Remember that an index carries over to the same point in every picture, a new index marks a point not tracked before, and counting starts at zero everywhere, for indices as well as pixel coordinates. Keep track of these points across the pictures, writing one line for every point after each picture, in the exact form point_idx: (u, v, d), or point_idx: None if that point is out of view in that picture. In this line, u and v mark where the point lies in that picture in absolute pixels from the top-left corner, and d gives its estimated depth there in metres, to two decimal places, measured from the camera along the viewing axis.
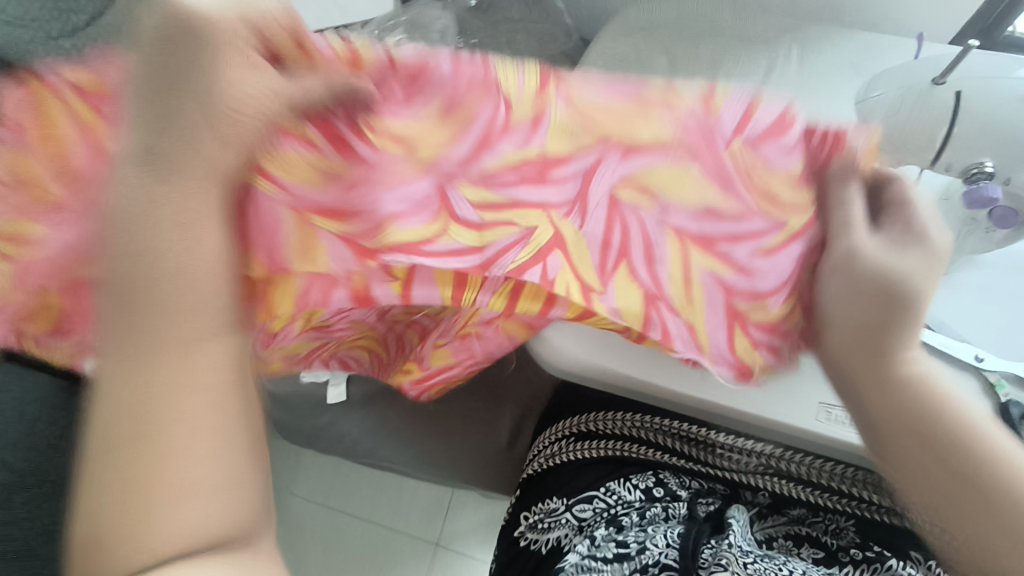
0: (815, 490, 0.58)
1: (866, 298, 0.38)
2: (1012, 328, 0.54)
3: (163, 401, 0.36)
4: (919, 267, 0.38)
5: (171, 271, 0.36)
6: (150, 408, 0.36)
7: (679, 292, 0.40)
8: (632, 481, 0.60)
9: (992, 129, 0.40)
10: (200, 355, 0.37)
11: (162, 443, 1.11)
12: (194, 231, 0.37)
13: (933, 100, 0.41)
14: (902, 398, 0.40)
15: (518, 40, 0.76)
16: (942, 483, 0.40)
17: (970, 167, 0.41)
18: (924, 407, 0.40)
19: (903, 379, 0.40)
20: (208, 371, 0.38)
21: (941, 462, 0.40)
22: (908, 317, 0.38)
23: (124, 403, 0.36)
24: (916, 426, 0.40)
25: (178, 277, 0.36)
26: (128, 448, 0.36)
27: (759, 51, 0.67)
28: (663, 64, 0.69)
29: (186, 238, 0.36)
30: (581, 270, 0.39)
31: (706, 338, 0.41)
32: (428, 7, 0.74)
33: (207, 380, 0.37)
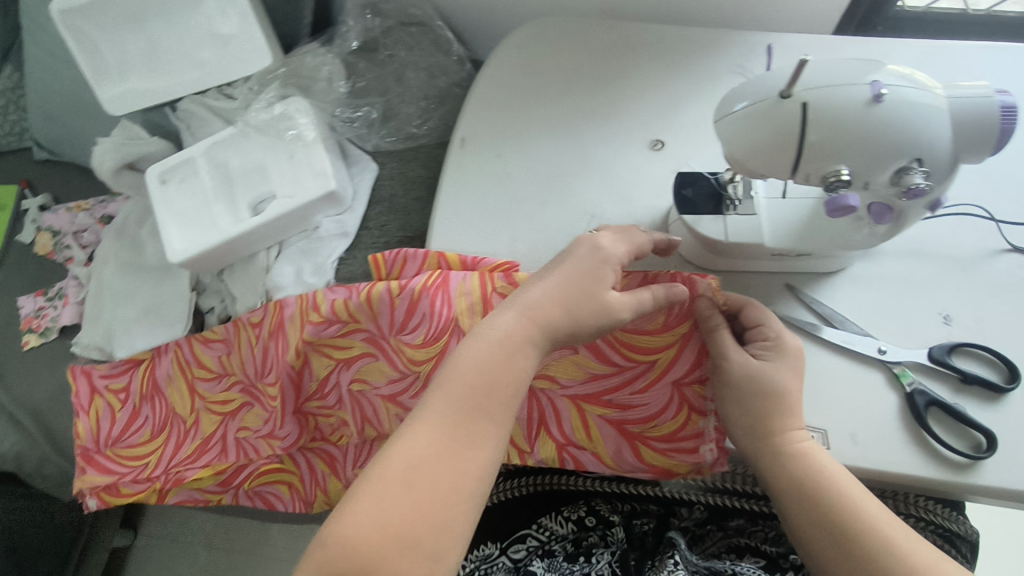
0: (745, 498, 0.60)
1: (747, 398, 0.49)
2: (912, 314, 0.54)
3: (457, 461, 0.42)
4: (786, 374, 0.49)
5: (487, 362, 0.45)
6: (439, 468, 0.42)
7: (580, 434, 0.57)
8: (564, 514, 0.60)
9: (840, 138, 0.39)
10: (495, 424, 0.44)
11: (118, 519, 1.08)
12: (549, 298, 0.48)
13: (781, 114, 0.40)
14: (794, 464, 0.47)
15: (408, 76, 0.76)
16: (843, 537, 0.44)
17: (829, 174, 0.41)
18: (819, 475, 0.46)
19: (797, 453, 0.47)
20: (488, 445, 0.43)
21: (823, 523, 0.45)
22: (788, 408, 0.48)
23: (414, 464, 0.41)
24: (809, 506, 0.46)
25: (507, 367, 0.45)
26: (393, 496, 0.40)
27: (646, 61, 0.67)
28: (551, 84, 0.67)
29: (488, 338, 0.46)
30: (517, 441, 0.59)
31: (609, 456, 0.57)
32: (311, 56, 0.73)
33: (477, 449, 0.43)
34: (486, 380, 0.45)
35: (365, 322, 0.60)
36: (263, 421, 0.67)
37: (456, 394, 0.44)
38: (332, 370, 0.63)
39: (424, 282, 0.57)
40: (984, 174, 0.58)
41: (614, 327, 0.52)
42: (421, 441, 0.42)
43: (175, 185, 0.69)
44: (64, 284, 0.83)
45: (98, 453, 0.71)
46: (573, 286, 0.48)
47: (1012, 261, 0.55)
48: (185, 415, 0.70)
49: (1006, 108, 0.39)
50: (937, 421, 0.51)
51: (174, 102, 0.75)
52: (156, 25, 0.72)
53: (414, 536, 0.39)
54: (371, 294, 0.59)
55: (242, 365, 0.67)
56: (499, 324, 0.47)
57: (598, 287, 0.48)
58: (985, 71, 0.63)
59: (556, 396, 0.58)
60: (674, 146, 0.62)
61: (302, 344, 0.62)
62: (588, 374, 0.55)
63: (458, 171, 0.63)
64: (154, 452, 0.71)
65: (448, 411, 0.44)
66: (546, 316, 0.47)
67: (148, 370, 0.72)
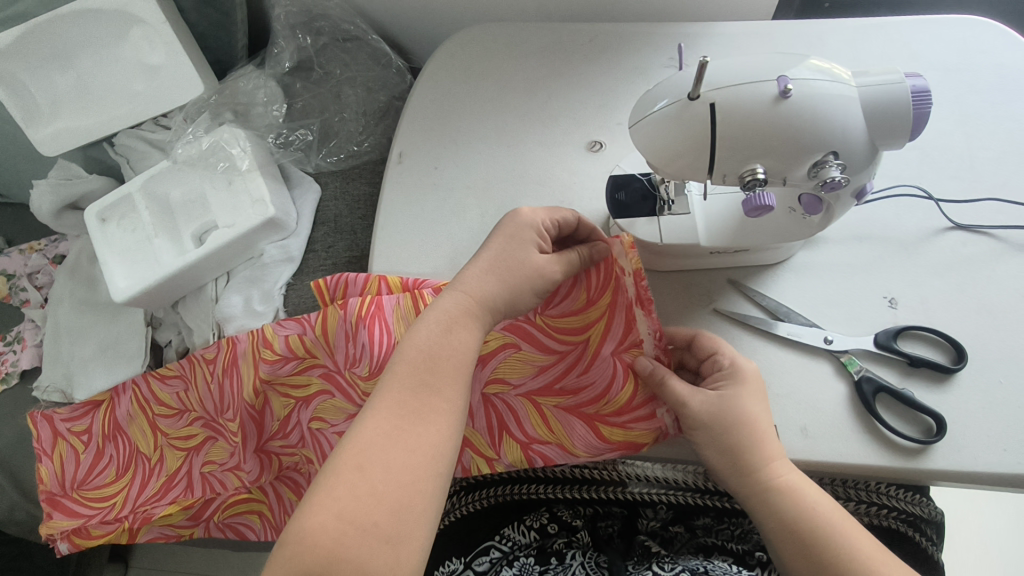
0: (708, 495, 0.56)
1: (721, 435, 0.45)
2: (859, 300, 0.53)
3: (412, 440, 0.38)
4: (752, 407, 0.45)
5: (435, 342, 0.42)
6: (393, 450, 0.38)
7: (541, 429, 0.53)
8: (526, 523, 0.59)
9: (750, 138, 0.39)
10: (449, 400, 0.41)
11: (105, 554, 1.07)
12: (483, 276, 0.46)
13: (690, 118, 0.39)
14: (787, 509, 0.42)
15: (346, 93, 0.76)
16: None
17: (744, 174, 0.41)
18: (812, 519, 0.42)
19: (785, 496, 0.43)
20: (443, 422, 0.40)
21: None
22: (764, 445, 0.44)
23: (366, 450, 0.38)
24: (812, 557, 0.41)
25: (449, 341, 0.43)
26: (349, 487, 0.36)
27: (578, 61, 0.66)
28: (488, 92, 0.66)
29: (432, 320, 0.44)
30: (481, 449, 0.55)
31: (575, 445, 0.51)
32: (245, 79, 0.74)
33: (431, 424, 0.39)
34: (433, 358, 0.42)
35: (321, 355, 0.59)
36: (228, 455, 0.65)
37: (413, 373, 0.41)
38: (293, 409, 0.62)
39: (360, 310, 0.55)
40: (921, 152, 0.58)
41: (542, 311, 0.51)
42: (371, 425, 0.39)
43: (115, 223, 0.69)
44: (21, 328, 0.81)
45: (65, 497, 0.69)
46: (500, 258, 0.47)
47: (955, 239, 0.54)
48: (150, 452, 0.68)
49: (917, 92, 0.39)
50: (886, 408, 0.49)
51: (112, 137, 0.75)
52: (86, 61, 0.72)
53: (375, 522, 0.35)
54: (321, 320, 0.58)
55: (201, 402, 0.65)
56: (439, 307, 0.44)
57: (524, 253, 0.47)
58: (919, 47, 0.62)
59: (511, 397, 0.54)
60: (612, 146, 0.61)
61: (259, 382, 0.61)
62: (535, 367, 0.52)
63: (395, 188, 0.63)
64: (120, 493, 0.68)
65: (398, 393, 0.40)
66: (483, 289, 0.45)
67: (109, 409, 0.70)
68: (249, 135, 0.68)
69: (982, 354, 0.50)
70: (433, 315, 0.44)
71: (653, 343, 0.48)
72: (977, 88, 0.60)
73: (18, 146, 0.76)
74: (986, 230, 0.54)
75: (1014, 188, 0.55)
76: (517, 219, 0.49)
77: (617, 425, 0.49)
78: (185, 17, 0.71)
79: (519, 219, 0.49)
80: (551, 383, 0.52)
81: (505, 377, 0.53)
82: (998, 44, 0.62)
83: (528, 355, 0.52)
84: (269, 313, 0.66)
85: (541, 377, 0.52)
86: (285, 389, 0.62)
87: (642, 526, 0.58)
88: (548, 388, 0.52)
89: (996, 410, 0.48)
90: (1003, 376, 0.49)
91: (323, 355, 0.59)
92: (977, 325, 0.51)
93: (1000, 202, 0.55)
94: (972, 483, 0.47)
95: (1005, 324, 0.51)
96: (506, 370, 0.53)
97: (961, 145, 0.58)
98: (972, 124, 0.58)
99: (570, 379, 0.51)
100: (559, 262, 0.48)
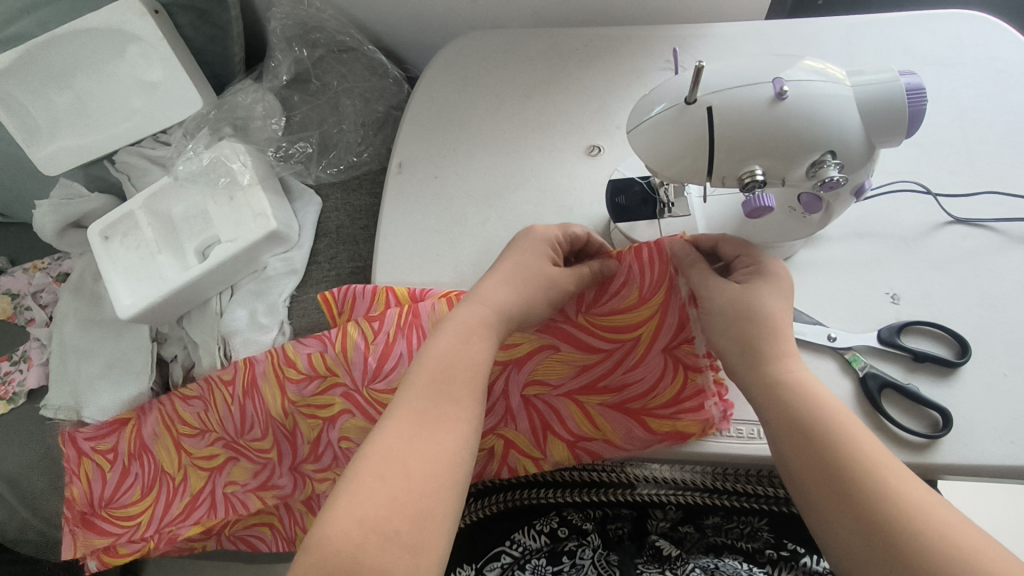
0: (717, 494, 0.55)
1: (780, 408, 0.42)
2: (861, 296, 0.53)
3: (432, 446, 0.39)
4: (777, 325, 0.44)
5: (449, 349, 0.44)
6: (411, 454, 0.38)
7: (585, 426, 0.54)
8: (537, 527, 0.59)
9: (748, 140, 0.40)
10: (465, 405, 0.42)
11: (116, 572, 1.07)
12: (505, 285, 0.49)
13: (689, 121, 0.40)
14: (806, 428, 0.40)
15: (344, 104, 0.77)
16: (881, 517, 0.35)
17: (744, 174, 0.41)
18: (836, 441, 0.39)
19: (813, 413, 0.40)
20: (460, 427, 0.41)
21: (849, 503, 0.36)
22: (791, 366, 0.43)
23: (385, 455, 0.38)
24: (829, 473, 0.38)
25: (463, 349, 0.44)
26: (372, 491, 0.37)
27: (573, 66, 0.67)
28: (486, 99, 0.67)
29: (445, 330, 0.45)
30: (525, 448, 0.56)
31: (620, 439, 0.53)
32: (243, 94, 0.75)
33: (450, 432, 0.40)
34: (446, 366, 0.43)
35: (343, 374, 0.58)
36: (251, 475, 0.66)
37: (431, 377, 0.43)
38: (321, 430, 0.61)
39: (397, 319, 0.55)
40: (919, 147, 0.58)
41: (587, 311, 0.52)
42: (389, 432, 0.40)
43: (118, 240, 0.70)
44: (27, 347, 0.81)
45: (95, 515, 0.70)
46: (519, 270, 0.50)
47: (955, 232, 0.54)
48: (174, 471, 0.68)
49: (912, 90, 0.40)
50: (892, 403, 0.49)
51: (112, 154, 0.76)
52: (84, 80, 0.73)
53: (396, 530, 0.35)
54: (347, 332, 0.57)
55: (221, 425, 0.65)
56: (450, 319, 0.46)
57: (538, 265, 0.50)
58: (912, 42, 0.63)
59: (551, 397, 0.55)
60: (610, 150, 0.62)
61: (286, 402, 0.61)
62: (577, 367, 0.53)
63: (395, 197, 0.63)
64: (144, 512, 0.68)
65: (415, 400, 0.41)
66: (497, 297, 0.48)
67: (134, 428, 0.70)
68: (249, 149, 0.69)
69: (985, 347, 0.50)
70: (453, 319, 0.46)
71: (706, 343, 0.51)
72: (972, 82, 0.60)
73: (19, 166, 0.77)
74: (985, 223, 0.54)
75: (1012, 180, 0.56)
76: (529, 238, 0.52)
77: (666, 417, 0.51)
78: (182, 33, 0.72)
79: (533, 237, 0.52)
80: (593, 381, 0.53)
81: (544, 378, 0.54)
82: (991, 38, 0.62)
83: (564, 355, 0.53)
84: (274, 325, 0.66)
85: (581, 376, 0.53)
86: (309, 404, 0.60)
87: (652, 527, 0.58)
88: (591, 386, 0.53)
89: (1000, 402, 0.48)
90: (1007, 368, 0.49)
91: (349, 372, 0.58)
92: (980, 318, 0.51)
93: (998, 195, 0.55)
94: (979, 476, 0.47)
95: (1007, 315, 0.51)
96: (541, 370, 0.54)
97: (958, 140, 0.58)
98: (968, 118, 0.59)
99: (616, 376, 0.52)
100: (573, 275, 0.51)
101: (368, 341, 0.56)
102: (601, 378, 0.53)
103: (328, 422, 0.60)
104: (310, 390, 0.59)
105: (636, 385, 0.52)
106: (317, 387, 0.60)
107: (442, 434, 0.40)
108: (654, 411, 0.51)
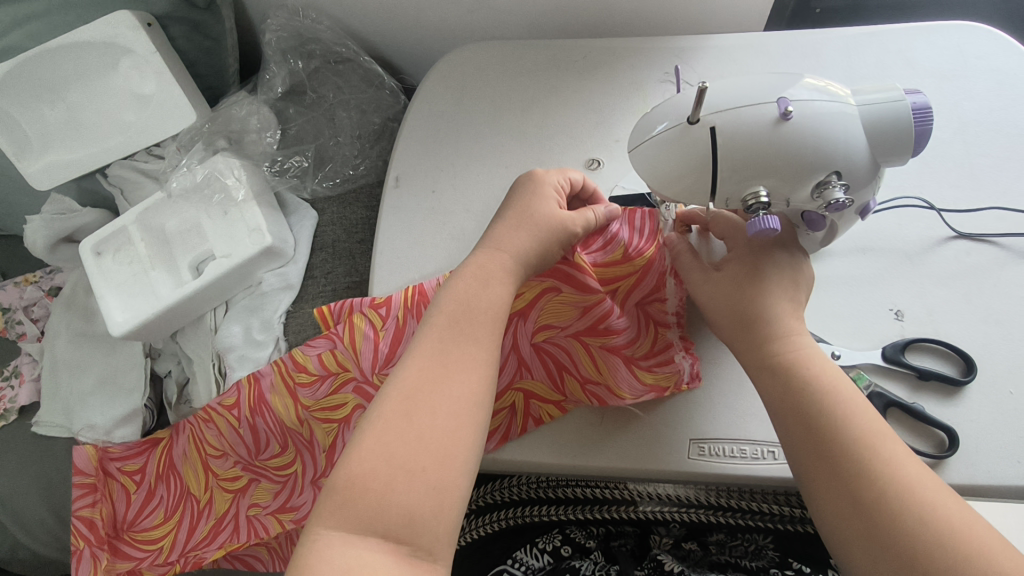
0: (720, 511, 0.55)
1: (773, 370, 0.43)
2: (865, 314, 0.52)
3: (455, 389, 0.40)
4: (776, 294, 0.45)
5: (471, 295, 0.45)
6: (434, 397, 0.40)
7: (590, 368, 0.52)
8: (539, 546, 0.58)
9: (752, 160, 0.39)
10: (487, 348, 0.43)
11: None
12: (514, 230, 0.49)
13: (691, 141, 0.39)
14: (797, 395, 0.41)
15: (340, 116, 0.76)
16: (856, 484, 0.37)
17: (747, 197, 0.40)
18: (828, 408, 0.40)
19: (807, 379, 0.42)
20: (480, 371, 0.42)
21: (829, 472, 0.39)
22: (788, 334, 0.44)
23: (408, 397, 0.40)
24: (814, 437, 0.40)
25: (485, 295, 0.45)
26: (399, 434, 0.38)
27: (571, 78, 0.66)
28: (484, 112, 0.66)
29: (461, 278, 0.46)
30: (545, 394, 0.52)
31: (627, 390, 0.50)
32: (238, 106, 0.74)
33: (473, 374, 0.41)
34: (465, 313, 0.44)
35: (353, 368, 0.56)
36: (273, 496, 0.63)
37: (450, 322, 0.44)
38: (336, 434, 0.59)
39: (404, 300, 0.54)
40: (921, 161, 0.58)
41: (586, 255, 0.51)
42: (412, 374, 0.41)
43: (111, 255, 0.69)
44: (17, 362, 0.80)
45: (119, 539, 0.68)
46: (527, 211, 0.50)
47: (959, 248, 0.54)
48: (199, 493, 0.66)
49: (918, 109, 0.39)
50: (897, 422, 0.49)
51: (106, 168, 0.76)
52: (76, 94, 0.72)
53: (423, 470, 0.37)
54: (354, 321, 0.55)
55: (235, 447, 0.63)
56: (464, 267, 0.47)
57: (546, 206, 0.50)
58: (914, 54, 0.62)
59: (553, 347, 0.53)
60: (610, 164, 0.61)
61: (300, 409, 0.59)
62: (579, 309, 0.51)
63: (393, 213, 0.62)
64: (168, 535, 0.66)
65: (435, 344, 0.42)
66: (513, 242, 0.48)
67: (166, 449, 0.69)
68: (244, 164, 0.68)
69: (991, 364, 0.49)
70: (472, 265, 0.47)
71: (675, 304, 0.52)
72: (975, 94, 0.60)
73: (10, 180, 0.76)
74: (989, 239, 0.54)
75: (1016, 194, 0.55)
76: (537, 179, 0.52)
77: (648, 370, 0.51)
78: (175, 45, 0.71)
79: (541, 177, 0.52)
80: (592, 324, 0.51)
81: (547, 322, 0.52)
82: (993, 49, 0.62)
83: (564, 299, 0.51)
84: (269, 342, 0.65)
85: (581, 319, 0.52)
86: (319, 418, 0.59)
87: (656, 543, 0.56)
88: (590, 329, 0.52)
89: (1006, 421, 0.47)
90: (1014, 387, 0.48)
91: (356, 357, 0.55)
92: (986, 336, 0.50)
93: (1002, 210, 0.55)
94: (986, 498, 0.46)
95: (1013, 333, 0.50)
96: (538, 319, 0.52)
97: (961, 153, 0.57)
98: (970, 131, 0.58)
99: (612, 321, 0.51)
100: (581, 219, 0.50)
101: (375, 324, 0.55)
102: (595, 327, 0.52)
103: (341, 420, 0.58)
104: (322, 389, 0.58)
105: (623, 337, 0.52)
106: (328, 390, 0.58)
107: (464, 378, 0.41)
108: (641, 366, 0.51)
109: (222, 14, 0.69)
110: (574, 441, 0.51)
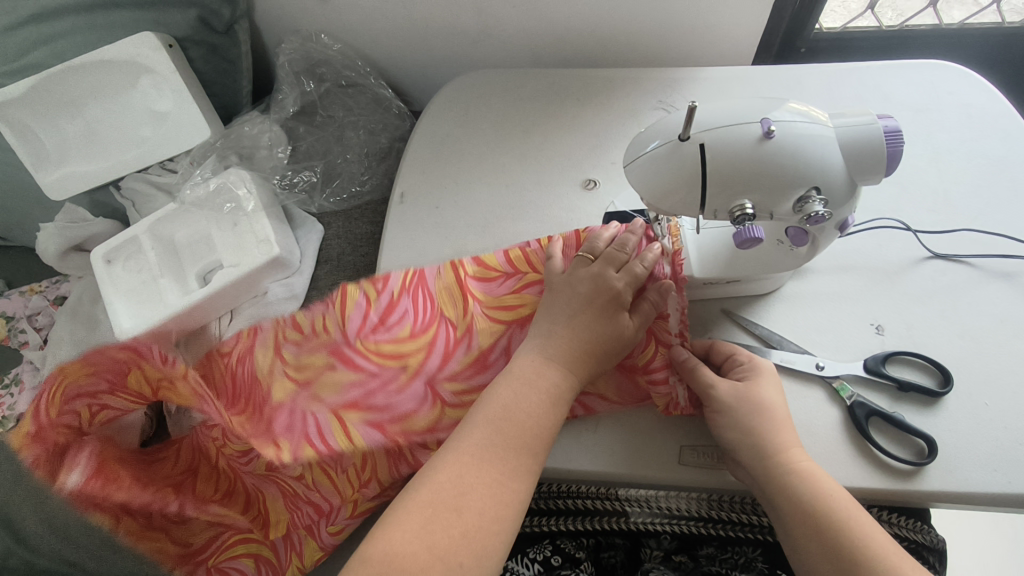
0: (712, 523, 0.56)
1: None
2: (847, 327, 0.55)
3: (504, 493, 0.42)
4: None
5: (512, 402, 0.45)
6: (474, 491, 0.41)
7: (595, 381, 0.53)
8: (529, 556, 0.59)
9: (738, 174, 0.42)
10: (539, 460, 0.44)
11: None
12: (578, 326, 0.48)
13: (680, 157, 0.42)
14: None
15: (349, 135, 0.80)
16: None
17: (734, 209, 0.43)
18: None
19: None
20: (521, 476, 0.43)
21: None
22: None
23: (446, 491, 0.41)
24: None
25: (528, 400, 0.45)
26: (441, 524, 0.40)
27: (570, 104, 0.70)
28: (486, 134, 0.69)
29: (513, 383, 0.46)
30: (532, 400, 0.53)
31: (613, 393, 0.53)
32: (250, 125, 0.77)
33: (522, 482, 0.43)
34: (518, 423, 0.44)
35: (336, 331, 0.58)
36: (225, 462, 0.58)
37: (493, 428, 0.44)
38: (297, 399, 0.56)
39: (402, 281, 0.58)
40: (899, 186, 0.62)
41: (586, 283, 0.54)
42: (447, 469, 0.42)
43: (121, 263, 0.71)
44: (18, 370, 0.81)
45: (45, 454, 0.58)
46: (597, 304, 0.49)
47: (934, 268, 0.57)
48: None
49: (889, 132, 0.42)
50: (879, 431, 0.51)
51: (119, 181, 0.79)
52: (96, 108, 0.76)
53: (460, 564, 0.38)
54: (347, 297, 0.58)
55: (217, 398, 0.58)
56: (518, 367, 0.47)
57: (576, 271, 0.51)
58: (890, 89, 0.67)
59: None
60: (606, 184, 0.64)
61: (276, 362, 0.58)
62: None
63: (396, 226, 0.65)
64: None
65: (476, 445, 0.43)
66: (566, 339, 0.48)
67: None
68: (254, 177, 0.70)
69: (966, 376, 0.52)
70: (531, 369, 0.47)
71: (679, 320, 0.52)
72: (947, 126, 0.64)
73: (26, 190, 0.79)
74: (964, 259, 0.57)
75: (988, 217, 0.59)
76: (589, 260, 0.51)
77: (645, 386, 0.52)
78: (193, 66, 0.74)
79: (591, 251, 0.52)
80: None
81: None
82: (962, 86, 0.66)
83: None
84: None
85: None
86: None
87: (646, 556, 0.58)
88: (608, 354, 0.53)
89: (984, 431, 0.49)
90: (989, 399, 0.50)
91: (341, 330, 0.57)
92: (962, 350, 0.53)
93: (975, 233, 0.58)
94: (964, 504, 0.48)
95: (987, 348, 0.53)
96: None
97: (936, 180, 0.61)
98: (943, 160, 0.62)
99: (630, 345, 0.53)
100: (599, 265, 0.51)
101: (370, 301, 0.57)
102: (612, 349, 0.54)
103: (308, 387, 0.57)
104: (301, 346, 0.58)
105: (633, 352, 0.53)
106: (305, 347, 0.58)
107: (506, 487, 0.42)
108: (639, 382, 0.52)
109: (239, 37, 0.73)
110: (584, 455, 0.52)
